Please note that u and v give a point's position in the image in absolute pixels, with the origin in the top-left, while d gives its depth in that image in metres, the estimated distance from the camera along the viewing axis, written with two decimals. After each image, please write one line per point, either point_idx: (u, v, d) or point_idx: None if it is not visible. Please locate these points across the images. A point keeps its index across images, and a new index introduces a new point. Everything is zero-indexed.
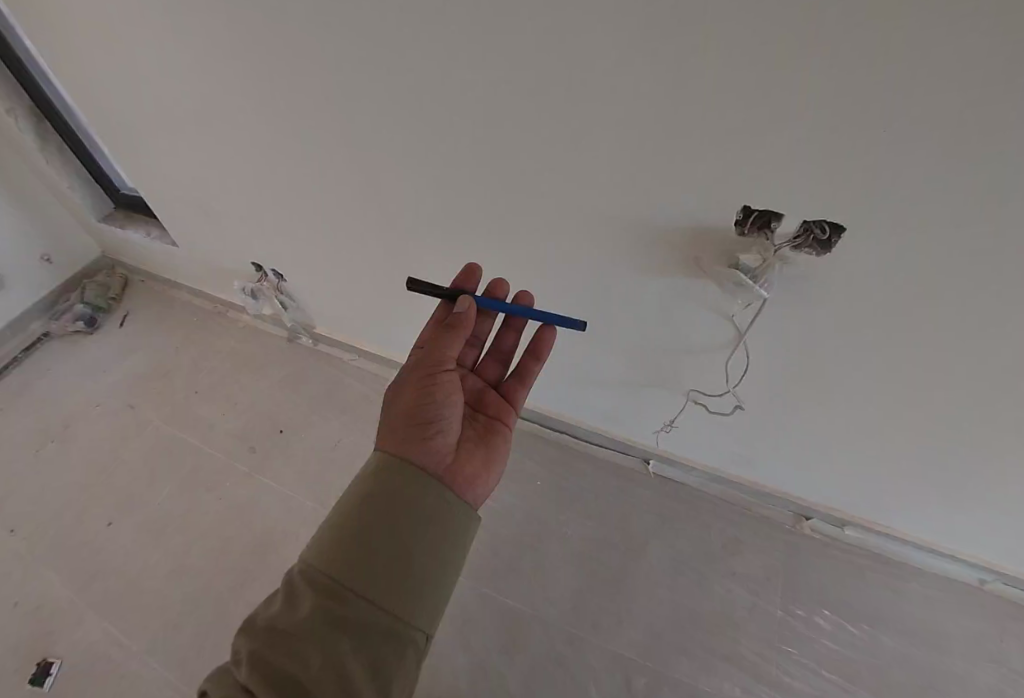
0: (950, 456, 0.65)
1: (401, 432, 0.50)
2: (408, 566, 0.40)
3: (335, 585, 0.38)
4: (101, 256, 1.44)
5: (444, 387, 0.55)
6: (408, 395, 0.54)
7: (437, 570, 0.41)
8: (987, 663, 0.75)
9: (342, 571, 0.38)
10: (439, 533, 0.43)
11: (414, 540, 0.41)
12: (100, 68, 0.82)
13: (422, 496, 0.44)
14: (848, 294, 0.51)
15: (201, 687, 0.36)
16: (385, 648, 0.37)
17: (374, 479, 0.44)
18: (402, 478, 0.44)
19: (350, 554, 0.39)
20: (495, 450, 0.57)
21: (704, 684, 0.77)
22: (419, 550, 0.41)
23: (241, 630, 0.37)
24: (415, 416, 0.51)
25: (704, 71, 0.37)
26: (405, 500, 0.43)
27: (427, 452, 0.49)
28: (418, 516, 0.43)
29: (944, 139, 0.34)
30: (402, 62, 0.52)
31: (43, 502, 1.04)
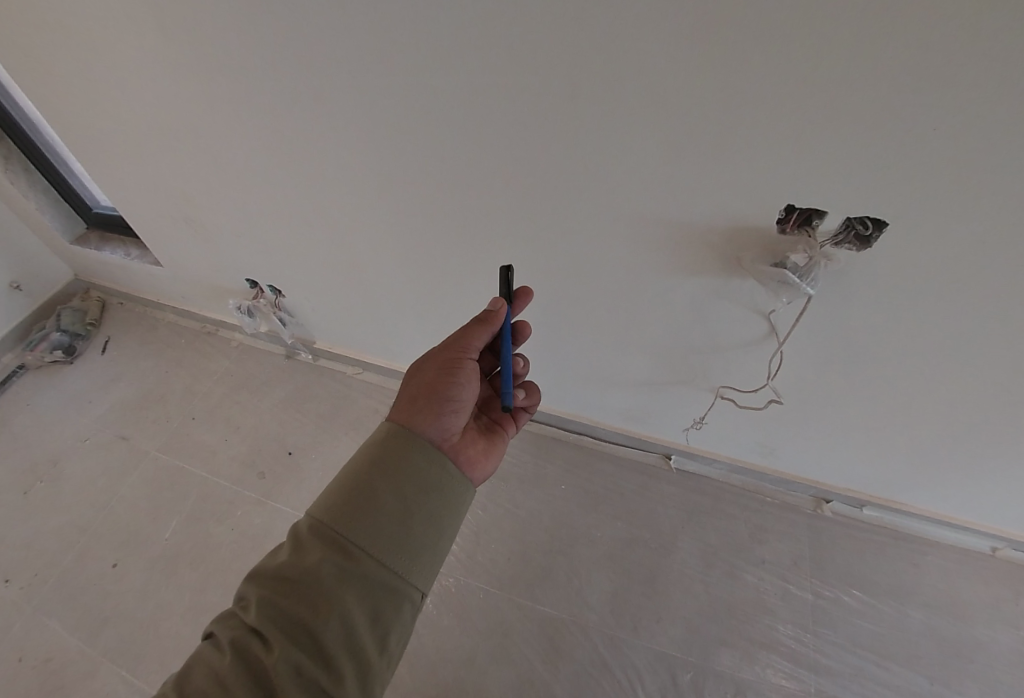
0: (967, 440, 0.69)
1: (415, 407, 0.49)
2: (410, 529, 0.41)
3: (340, 539, 0.39)
4: (73, 280, 1.36)
5: (464, 371, 0.54)
6: (427, 374, 0.53)
7: (434, 537, 0.43)
8: (1006, 628, 0.82)
9: (348, 527, 0.39)
10: (441, 503, 0.44)
11: (417, 506, 0.42)
12: (73, 79, 0.75)
13: (427, 468, 0.44)
14: (886, 292, 0.53)
15: (210, 628, 0.38)
16: (384, 604, 0.38)
17: (381, 445, 0.44)
18: (410, 448, 0.44)
19: (355, 512, 0.40)
20: (493, 446, 0.58)
21: (747, 673, 0.80)
22: (420, 517, 0.42)
23: (251, 576, 0.39)
24: (432, 394, 0.51)
25: (764, 79, 0.39)
26: (410, 469, 0.43)
27: (436, 428, 0.49)
28: (422, 486, 0.43)
29: (993, 141, 0.36)
30: (435, 78, 0.51)
31: (38, 548, 0.98)
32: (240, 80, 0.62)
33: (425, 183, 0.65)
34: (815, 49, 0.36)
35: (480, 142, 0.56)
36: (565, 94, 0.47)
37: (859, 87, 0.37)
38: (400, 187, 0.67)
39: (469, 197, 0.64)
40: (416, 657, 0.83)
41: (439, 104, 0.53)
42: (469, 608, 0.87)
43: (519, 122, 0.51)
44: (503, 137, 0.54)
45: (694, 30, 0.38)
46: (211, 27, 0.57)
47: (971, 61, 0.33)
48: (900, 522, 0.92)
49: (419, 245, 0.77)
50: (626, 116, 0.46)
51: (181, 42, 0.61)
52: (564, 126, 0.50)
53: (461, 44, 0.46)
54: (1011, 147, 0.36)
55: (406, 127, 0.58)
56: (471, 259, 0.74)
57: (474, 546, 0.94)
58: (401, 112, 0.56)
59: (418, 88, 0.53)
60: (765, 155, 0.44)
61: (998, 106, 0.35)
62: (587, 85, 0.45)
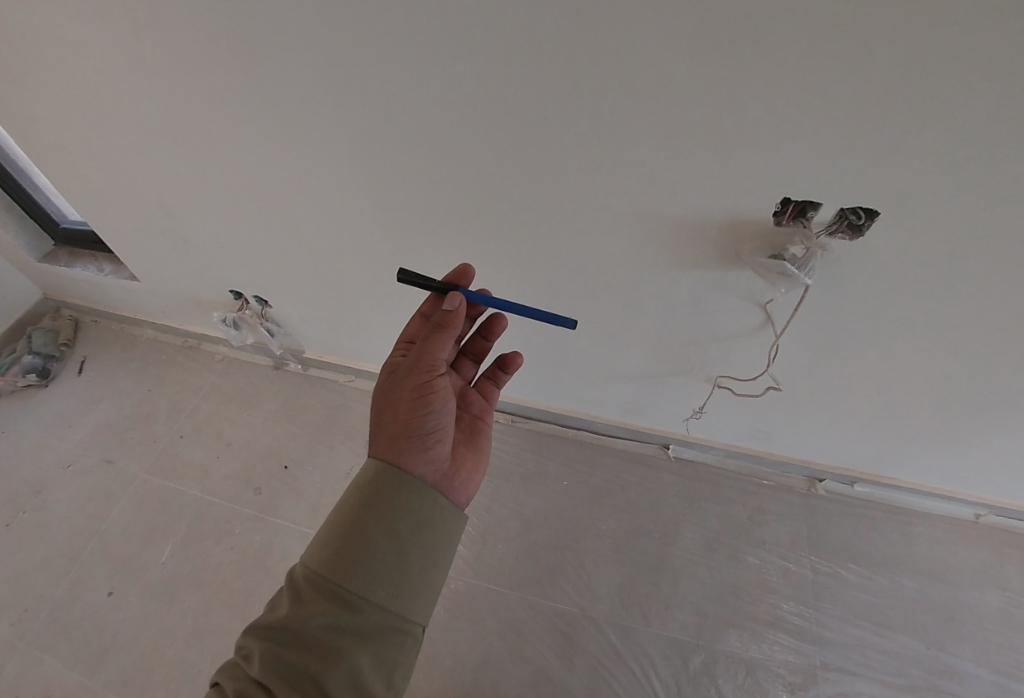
0: (952, 415, 0.73)
1: (397, 445, 0.48)
2: (406, 570, 0.42)
3: (339, 591, 0.39)
4: (42, 299, 1.30)
5: (439, 394, 0.51)
6: (400, 404, 0.50)
7: (431, 570, 0.43)
8: (993, 589, 0.87)
9: (344, 578, 0.39)
10: (435, 536, 0.45)
11: (411, 545, 0.43)
12: (38, 90, 0.72)
13: (419, 506, 0.44)
14: (877, 279, 0.55)
15: (215, 679, 0.39)
16: (388, 644, 0.39)
17: (368, 490, 0.44)
18: (398, 491, 0.44)
19: (347, 557, 0.40)
20: (480, 450, 0.57)
21: (755, 652, 0.82)
22: (416, 556, 0.43)
23: (251, 630, 0.39)
24: (409, 427, 0.49)
25: (761, 77, 0.40)
26: (398, 508, 0.43)
27: (422, 462, 0.48)
28: (414, 524, 0.44)
29: (986, 131, 0.38)
30: (429, 82, 0.50)
31: (26, 581, 0.94)
32: (220, 86, 0.60)
33: (418, 187, 0.64)
34: (809, 47, 0.37)
35: (475, 145, 0.55)
36: (562, 96, 0.46)
37: (856, 82, 0.38)
38: (392, 192, 0.66)
39: (464, 200, 0.63)
40: (430, 662, 0.83)
41: (433, 108, 0.53)
42: (481, 610, 0.88)
43: (516, 124, 0.51)
44: (499, 140, 0.53)
45: (691, 29, 0.38)
46: (189, 34, 0.55)
47: (964, 54, 0.34)
48: (890, 496, 0.96)
49: (412, 250, 0.76)
50: (625, 115, 0.46)
51: (156, 49, 0.58)
52: (562, 128, 0.50)
53: (456, 47, 0.46)
54: (996, 136, 0.38)
55: (399, 132, 0.57)
56: (466, 262, 0.74)
57: (480, 548, 0.94)
58: (393, 117, 0.55)
59: (411, 93, 0.52)
60: (762, 151, 0.45)
61: (989, 97, 0.36)
62: (586, 86, 0.45)
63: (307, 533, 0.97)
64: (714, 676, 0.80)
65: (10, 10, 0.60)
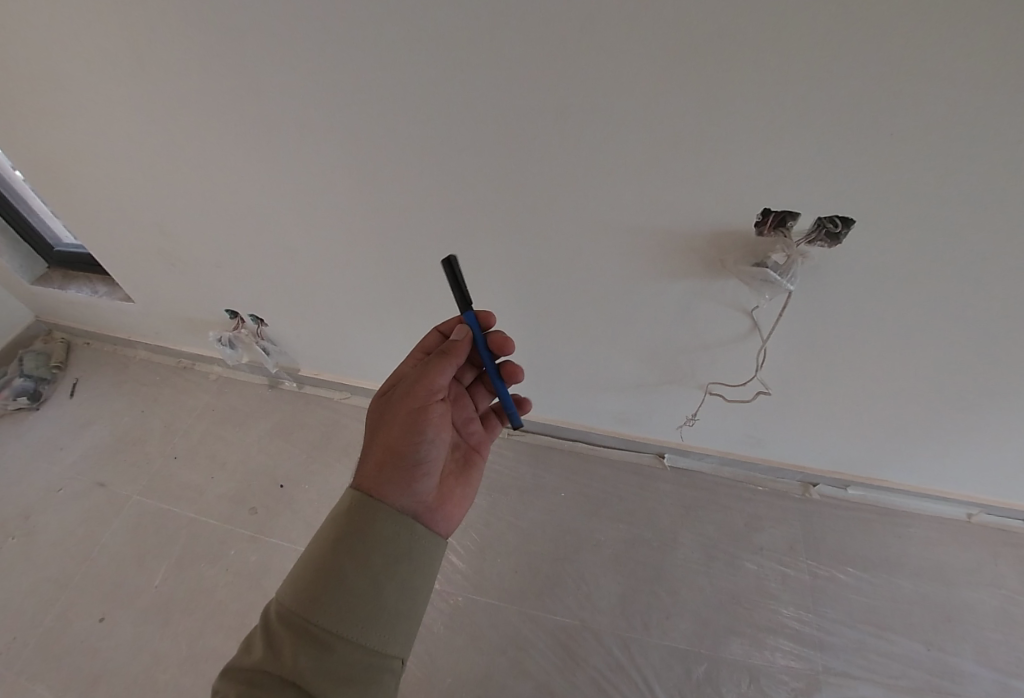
0: (939, 415, 0.75)
1: (385, 471, 0.48)
2: (381, 603, 0.42)
3: (315, 628, 0.39)
4: (34, 322, 1.30)
5: (431, 420, 0.52)
6: (394, 427, 0.51)
7: (408, 602, 0.44)
8: (988, 588, 0.88)
9: (320, 613, 0.40)
10: (411, 566, 0.45)
11: (386, 576, 0.43)
12: (38, 117, 0.73)
13: (395, 535, 0.44)
14: (855, 285, 0.57)
15: None
16: (363, 679, 0.40)
17: (346, 520, 0.44)
18: (377, 518, 0.44)
19: (325, 595, 0.40)
20: (468, 485, 0.57)
21: (757, 659, 0.82)
22: (392, 587, 0.43)
23: (225, 673, 0.39)
24: (399, 452, 0.49)
25: (739, 92, 0.42)
26: (376, 539, 0.43)
27: (408, 490, 0.48)
28: (390, 555, 0.44)
29: (946, 139, 0.41)
30: (424, 103, 0.52)
31: (14, 609, 0.91)
32: (220, 109, 0.62)
33: (413, 205, 0.66)
34: (783, 63, 0.40)
35: (469, 163, 0.57)
36: (554, 113, 0.49)
37: (831, 90, 0.40)
38: (388, 209, 0.68)
39: (458, 217, 0.65)
40: (432, 681, 0.82)
41: (428, 128, 0.55)
42: (481, 626, 0.87)
43: (509, 142, 0.53)
44: (492, 158, 0.56)
45: (673, 49, 0.41)
46: (192, 60, 0.57)
47: (921, 69, 0.37)
48: (884, 498, 0.98)
49: (407, 268, 0.77)
50: (615, 130, 0.49)
51: (158, 76, 0.60)
52: (553, 144, 0.52)
53: (452, 69, 0.48)
54: (955, 144, 0.41)
55: (397, 152, 0.59)
56: (460, 276, 0.75)
57: (480, 562, 0.94)
58: (389, 138, 0.58)
59: (409, 114, 0.54)
60: (744, 161, 0.48)
61: (950, 105, 0.39)
62: (577, 104, 0.47)
63: None
64: (717, 684, 0.80)
65: (16, 40, 0.62)
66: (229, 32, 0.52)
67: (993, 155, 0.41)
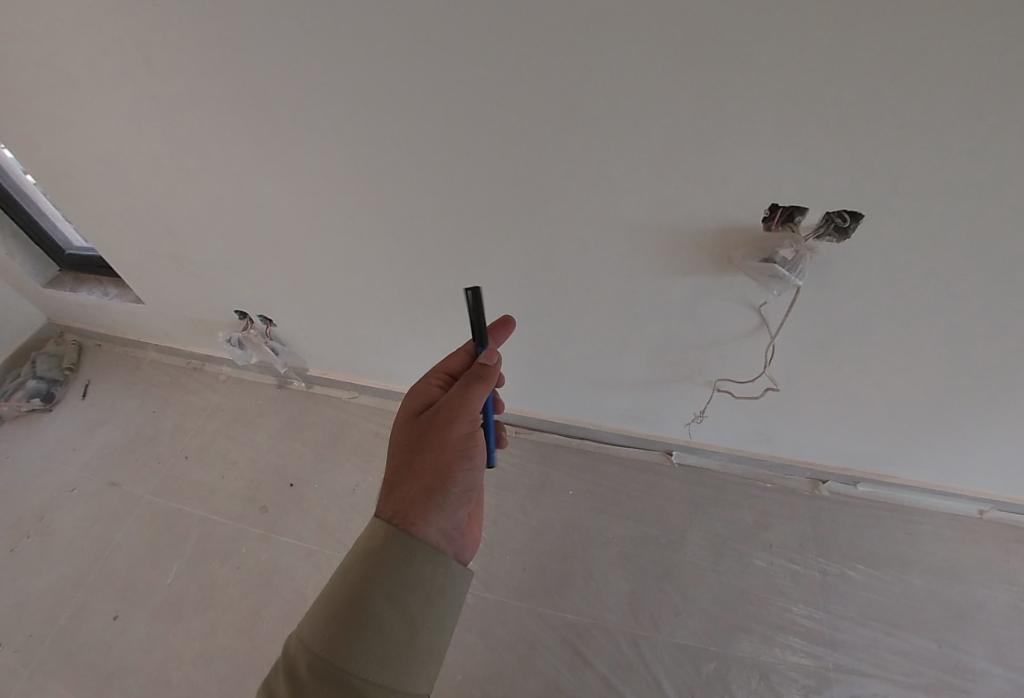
0: (950, 411, 0.74)
1: (425, 498, 0.48)
2: (412, 644, 0.41)
3: (346, 673, 0.38)
4: (46, 325, 1.31)
5: (473, 448, 0.53)
6: (435, 452, 0.51)
7: (438, 644, 0.44)
8: (1001, 585, 0.87)
9: (352, 658, 0.39)
10: (444, 604, 0.45)
11: (419, 615, 0.42)
12: (51, 122, 0.74)
13: (431, 573, 0.44)
14: (864, 280, 0.57)
15: None
16: None
17: (383, 558, 0.43)
18: (412, 554, 0.44)
19: (356, 636, 0.39)
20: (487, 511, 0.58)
21: (767, 657, 0.82)
22: (425, 628, 0.43)
23: None
24: (435, 475, 0.50)
25: (745, 88, 0.43)
26: (409, 575, 0.43)
27: (445, 518, 0.49)
28: (425, 594, 0.44)
29: (955, 132, 0.41)
30: (430, 103, 0.53)
31: (31, 607, 0.93)
32: (228, 110, 0.62)
33: (421, 204, 0.66)
34: (789, 57, 0.40)
35: (475, 163, 0.58)
36: (560, 112, 0.49)
37: (840, 84, 0.40)
38: (394, 209, 0.68)
39: (464, 216, 0.66)
40: (441, 679, 0.82)
41: (434, 128, 0.55)
42: (490, 624, 0.87)
43: (516, 143, 0.54)
44: (500, 158, 0.56)
45: (679, 45, 0.41)
46: (199, 61, 0.57)
47: (927, 63, 0.37)
48: (894, 495, 0.97)
49: (415, 267, 0.78)
50: (620, 128, 0.49)
51: (167, 79, 0.61)
52: (560, 142, 0.52)
53: (457, 69, 0.48)
54: (964, 137, 0.41)
55: (404, 152, 0.59)
56: (468, 275, 0.76)
57: (488, 560, 0.94)
58: (397, 139, 0.58)
59: (414, 113, 0.54)
60: (751, 157, 0.48)
61: (957, 99, 0.39)
62: (583, 102, 0.48)
63: (314, 551, 0.97)
64: (727, 682, 0.80)
65: (25, 43, 0.63)
66: (236, 35, 0.53)
67: (1004, 148, 0.41)
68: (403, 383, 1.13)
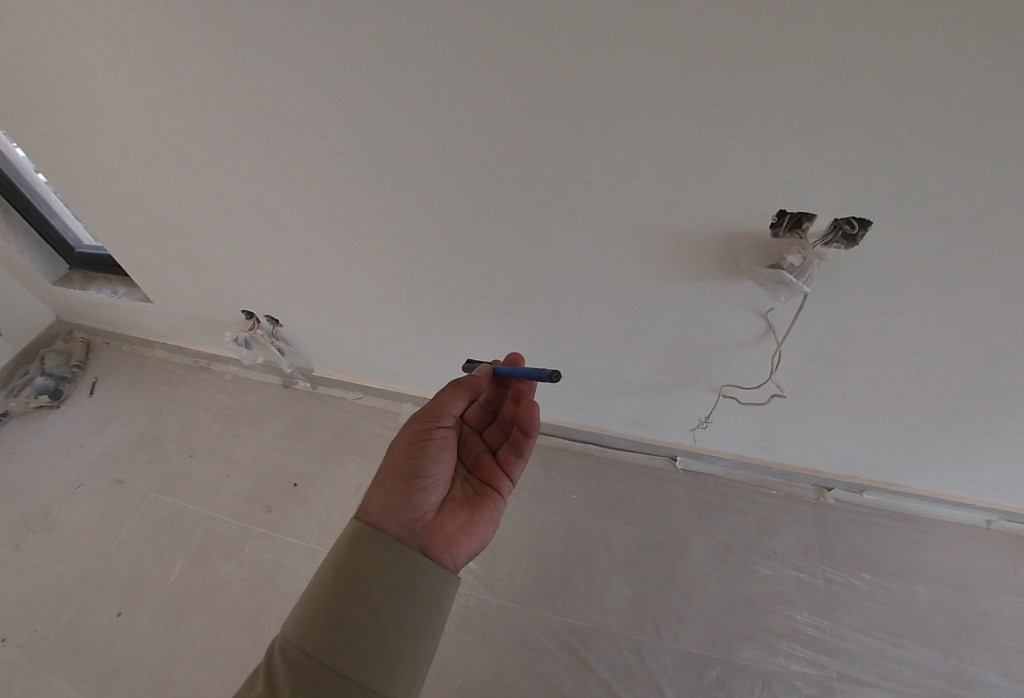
0: (959, 420, 0.74)
1: (385, 491, 0.51)
2: (375, 637, 0.42)
3: (312, 663, 0.39)
4: (55, 322, 1.33)
5: (435, 441, 0.57)
6: (398, 453, 0.56)
7: (408, 642, 0.43)
8: (1009, 596, 0.86)
9: (317, 648, 0.40)
10: (413, 602, 0.45)
11: (388, 611, 0.43)
12: (64, 122, 0.75)
13: (395, 565, 0.45)
14: (873, 287, 0.57)
15: None
16: None
17: (345, 549, 0.45)
18: (378, 547, 0.45)
19: (324, 631, 0.41)
20: (478, 515, 0.57)
21: (771, 664, 0.81)
22: (390, 623, 0.43)
23: None
24: (403, 472, 0.54)
25: (752, 95, 0.43)
26: (376, 570, 0.44)
27: (407, 510, 0.50)
28: (392, 590, 0.44)
29: (965, 140, 0.41)
30: (440, 107, 0.53)
31: (36, 602, 0.94)
32: (238, 111, 0.63)
33: (428, 207, 0.66)
34: (797, 64, 0.40)
35: (483, 167, 0.58)
36: (567, 117, 0.49)
37: (847, 92, 0.40)
38: (401, 212, 0.68)
39: (471, 220, 0.66)
40: (442, 681, 0.82)
41: (442, 130, 0.55)
42: (492, 626, 0.87)
43: (525, 147, 0.54)
44: (507, 161, 0.56)
45: (689, 50, 0.41)
46: (210, 63, 0.58)
47: (936, 70, 0.37)
48: (900, 503, 0.96)
49: (422, 270, 0.78)
50: (628, 134, 0.49)
51: (179, 80, 0.61)
52: (567, 147, 0.52)
53: (466, 73, 0.49)
54: (976, 144, 0.41)
55: (412, 153, 0.59)
56: (475, 277, 0.76)
57: (491, 563, 0.94)
58: (405, 142, 0.58)
59: (422, 116, 0.55)
60: (758, 164, 0.48)
61: (966, 107, 0.39)
62: (590, 106, 0.48)
63: (317, 551, 0.97)
64: (729, 689, 0.79)
65: (40, 44, 0.64)
66: (247, 38, 0.53)
67: (1013, 156, 0.41)
68: (408, 384, 1.13)
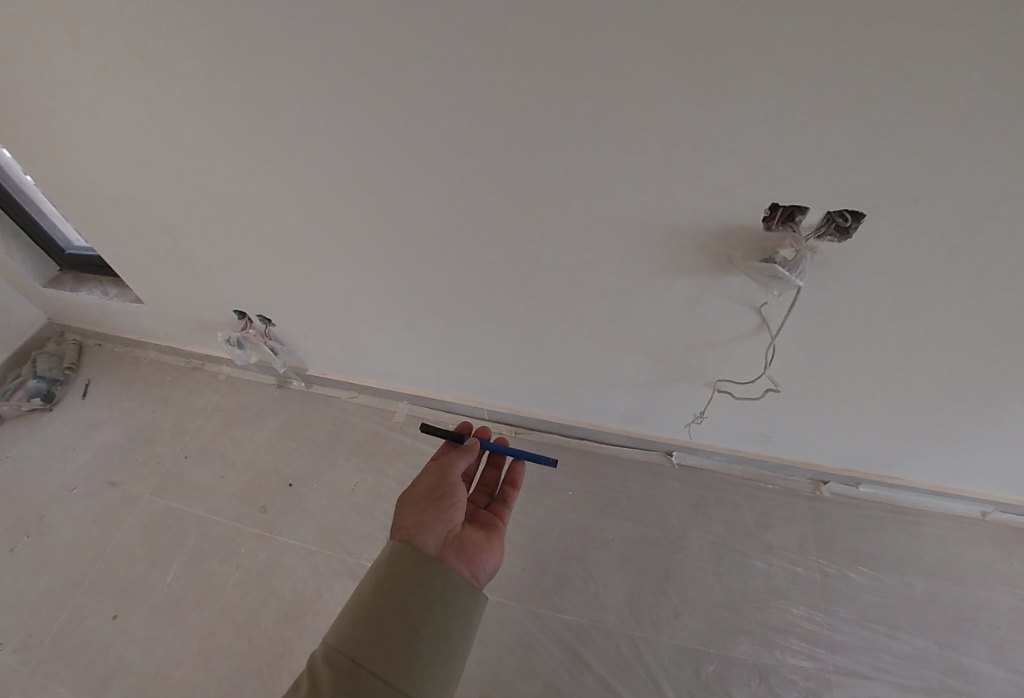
0: (954, 412, 0.74)
1: (417, 518, 0.52)
2: (416, 646, 0.41)
3: (353, 664, 0.39)
4: (46, 325, 1.31)
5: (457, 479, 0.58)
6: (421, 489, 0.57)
7: (447, 651, 0.43)
8: (1003, 587, 0.86)
9: (365, 653, 0.40)
10: (450, 612, 0.45)
11: (425, 619, 0.43)
12: (46, 121, 0.74)
13: (430, 578, 0.45)
14: (866, 279, 0.56)
15: None
16: None
17: (383, 564, 0.45)
18: (415, 562, 0.46)
19: (364, 635, 0.40)
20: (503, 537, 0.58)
21: (768, 658, 0.81)
22: (429, 633, 0.42)
23: None
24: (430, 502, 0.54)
25: (743, 86, 0.42)
26: (412, 582, 0.44)
27: (439, 533, 0.51)
28: (428, 601, 0.44)
29: (958, 130, 0.40)
30: (426, 101, 0.52)
31: (31, 606, 0.93)
32: (223, 108, 0.61)
33: (418, 205, 0.65)
34: (789, 54, 0.39)
35: (473, 164, 0.57)
36: (557, 111, 0.49)
37: (838, 84, 0.40)
38: (390, 209, 0.68)
39: (461, 216, 0.65)
40: None
41: (430, 126, 0.54)
42: (489, 625, 0.87)
43: (515, 142, 0.53)
44: (498, 156, 0.55)
45: (679, 41, 0.40)
46: (193, 59, 0.57)
47: (929, 59, 0.36)
48: (896, 496, 0.96)
49: (413, 267, 0.77)
50: (618, 127, 0.48)
51: (162, 76, 0.60)
52: (557, 141, 0.52)
53: (452, 66, 0.48)
54: (968, 134, 0.40)
55: (400, 149, 0.58)
56: (467, 275, 0.75)
57: None
58: (393, 138, 0.57)
59: (410, 111, 0.54)
60: (750, 157, 0.47)
61: (959, 96, 0.38)
62: (580, 100, 0.47)
63: (313, 551, 0.97)
64: (726, 684, 0.80)
65: (19, 41, 0.62)
66: (230, 32, 0.52)
67: (1006, 145, 0.40)
68: (402, 383, 1.13)
